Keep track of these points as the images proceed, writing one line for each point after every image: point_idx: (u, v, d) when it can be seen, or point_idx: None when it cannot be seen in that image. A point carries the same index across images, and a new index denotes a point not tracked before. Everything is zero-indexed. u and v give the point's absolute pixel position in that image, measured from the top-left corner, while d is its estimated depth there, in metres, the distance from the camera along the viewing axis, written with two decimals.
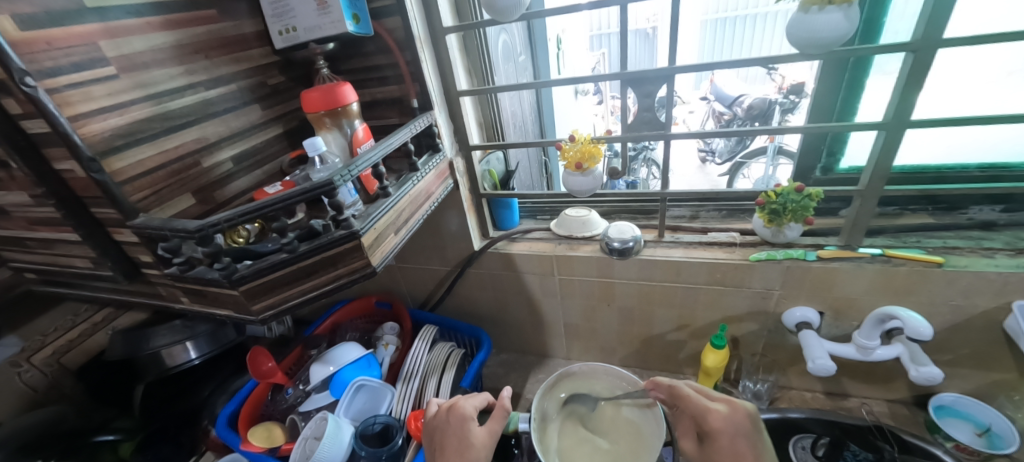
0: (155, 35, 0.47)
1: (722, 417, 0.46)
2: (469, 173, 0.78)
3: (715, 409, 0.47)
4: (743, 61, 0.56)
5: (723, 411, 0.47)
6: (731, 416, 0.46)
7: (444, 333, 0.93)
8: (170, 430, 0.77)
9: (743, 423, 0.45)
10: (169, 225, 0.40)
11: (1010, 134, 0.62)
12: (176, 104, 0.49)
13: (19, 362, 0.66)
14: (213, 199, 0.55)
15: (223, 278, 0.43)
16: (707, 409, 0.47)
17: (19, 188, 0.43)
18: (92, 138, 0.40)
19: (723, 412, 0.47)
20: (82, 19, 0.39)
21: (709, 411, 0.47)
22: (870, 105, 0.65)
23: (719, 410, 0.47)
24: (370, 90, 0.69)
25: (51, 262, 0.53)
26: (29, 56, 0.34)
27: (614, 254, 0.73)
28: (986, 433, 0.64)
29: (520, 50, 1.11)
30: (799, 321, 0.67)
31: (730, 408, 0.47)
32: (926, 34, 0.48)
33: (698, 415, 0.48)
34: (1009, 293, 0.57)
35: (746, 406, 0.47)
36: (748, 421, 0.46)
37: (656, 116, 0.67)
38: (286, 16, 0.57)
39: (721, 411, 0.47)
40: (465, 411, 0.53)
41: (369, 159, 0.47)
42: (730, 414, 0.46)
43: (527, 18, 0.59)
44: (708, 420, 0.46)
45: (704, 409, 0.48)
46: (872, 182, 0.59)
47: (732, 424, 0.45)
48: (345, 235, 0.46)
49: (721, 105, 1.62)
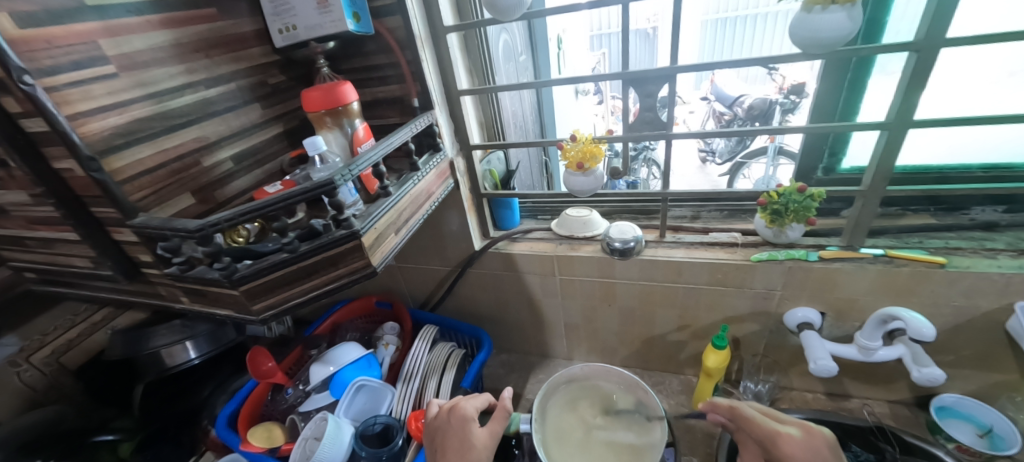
0: (155, 34, 0.47)
1: (795, 441, 0.45)
2: (470, 173, 0.78)
3: (787, 433, 0.46)
4: (744, 61, 0.56)
5: (797, 436, 0.46)
6: (807, 442, 0.45)
7: (445, 333, 0.93)
8: (170, 431, 0.76)
9: (822, 450, 0.44)
10: (169, 225, 0.40)
11: (1012, 134, 0.62)
12: (176, 103, 0.49)
13: (18, 361, 0.66)
14: (213, 198, 0.55)
15: (223, 278, 0.43)
16: (778, 432, 0.46)
17: (18, 187, 0.43)
18: (92, 137, 0.39)
19: (797, 437, 0.46)
20: (82, 17, 0.39)
21: (780, 435, 0.46)
22: (872, 105, 0.65)
23: (793, 435, 0.46)
24: (371, 89, 0.69)
25: (51, 261, 0.53)
26: (28, 55, 0.34)
27: (615, 254, 0.73)
28: (988, 434, 0.64)
29: (521, 49, 1.11)
30: (801, 322, 0.67)
31: (805, 432, 0.47)
32: (930, 34, 0.48)
33: (766, 437, 0.47)
34: (1011, 294, 0.57)
35: (826, 432, 0.47)
36: (829, 449, 0.45)
37: (657, 116, 0.67)
38: (287, 14, 0.57)
39: (795, 435, 0.46)
40: (466, 412, 0.53)
41: (369, 159, 0.47)
42: (805, 438, 0.45)
43: (528, 18, 0.59)
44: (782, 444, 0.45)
45: (775, 432, 0.46)
46: (874, 182, 0.59)
47: (808, 448, 0.44)
48: (345, 234, 0.46)
49: (722, 105, 1.62)
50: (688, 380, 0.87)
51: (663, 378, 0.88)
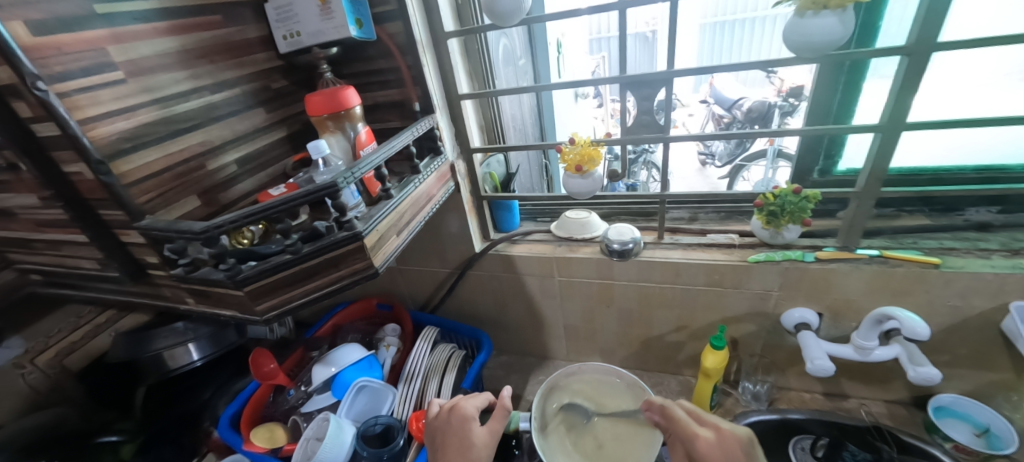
0: (161, 40, 0.48)
1: (711, 445, 0.43)
2: (470, 176, 0.79)
3: (703, 436, 0.45)
4: (742, 65, 0.57)
5: (712, 439, 0.44)
6: (719, 442, 0.44)
7: (445, 335, 0.94)
8: (172, 433, 0.77)
9: (734, 451, 0.42)
10: (175, 227, 0.41)
11: (1006, 136, 0.63)
12: (182, 108, 0.50)
13: (22, 363, 0.65)
14: (218, 201, 0.56)
15: (227, 279, 0.44)
16: (694, 435, 0.45)
17: (27, 190, 0.44)
18: (100, 140, 0.40)
19: (710, 438, 0.44)
20: (91, 24, 0.40)
21: (697, 438, 0.44)
22: (866, 107, 0.66)
23: (707, 436, 0.45)
24: (372, 94, 0.70)
25: (58, 263, 0.54)
26: (40, 61, 0.35)
27: (614, 255, 0.74)
28: (985, 433, 0.64)
29: (521, 54, 1.13)
30: (798, 322, 0.68)
31: (719, 434, 0.45)
32: (920, 38, 0.49)
33: (685, 440, 0.46)
34: (1005, 294, 0.58)
35: (739, 432, 0.44)
36: (740, 447, 0.42)
37: (654, 120, 0.68)
38: (290, 21, 0.58)
39: (709, 438, 0.44)
40: (467, 411, 0.53)
41: (371, 162, 0.48)
42: (718, 439, 0.44)
43: (527, 24, 0.60)
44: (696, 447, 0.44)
45: (691, 433, 0.45)
46: (869, 183, 0.60)
47: (722, 452, 0.43)
48: (347, 236, 0.47)
49: (721, 108, 1.64)
50: (687, 381, 0.87)
51: (662, 379, 0.88)
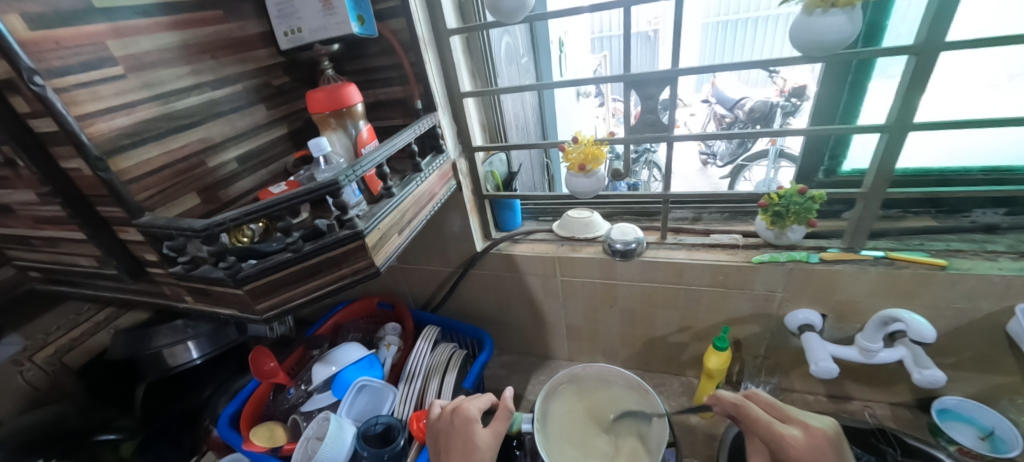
0: (162, 35, 0.47)
1: (800, 443, 0.44)
2: (472, 174, 0.79)
3: (791, 436, 0.45)
4: (744, 64, 0.56)
5: (801, 437, 0.44)
6: (810, 442, 0.44)
7: (446, 334, 0.93)
8: (171, 431, 0.77)
9: (825, 451, 0.43)
10: (175, 224, 0.41)
11: (1012, 137, 0.62)
12: (182, 104, 0.50)
13: (21, 361, 0.65)
14: (218, 198, 0.55)
15: (228, 277, 0.43)
16: (783, 436, 0.45)
17: (26, 186, 0.43)
18: (99, 137, 0.40)
19: (800, 439, 0.44)
20: (91, 18, 0.39)
21: (784, 439, 0.44)
22: (872, 107, 0.66)
23: (797, 437, 0.44)
24: (374, 91, 0.69)
25: (56, 260, 0.54)
26: (37, 55, 0.35)
27: (617, 255, 0.74)
28: (989, 436, 0.64)
29: (523, 52, 1.12)
30: (802, 323, 0.67)
31: (807, 433, 0.45)
32: (930, 37, 0.48)
33: (772, 440, 0.46)
34: (1012, 297, 0.57)
35: (828, 431, 0.45)
36: (831, 448, 0.43)
37: (659, 119, 0.67)
38: (291, 17, 0.58)
39: (799, 439, 0.44)
40: (470, 413, 0.53)
41: (373, 160, 0.47)
42: (807, 440, 0.44)
43: (531, 21, 0.59)
44: (785, 449, 0.44)
45: (778, 435, 0.45)
46: (875, 184, 0.59)
47: (812, 450, 0.43)
48: (349, 234, 0.46)
49: (722, 108, 1.64)
50: (690, 382, 0.87)
51: (664, 380, 0.88)
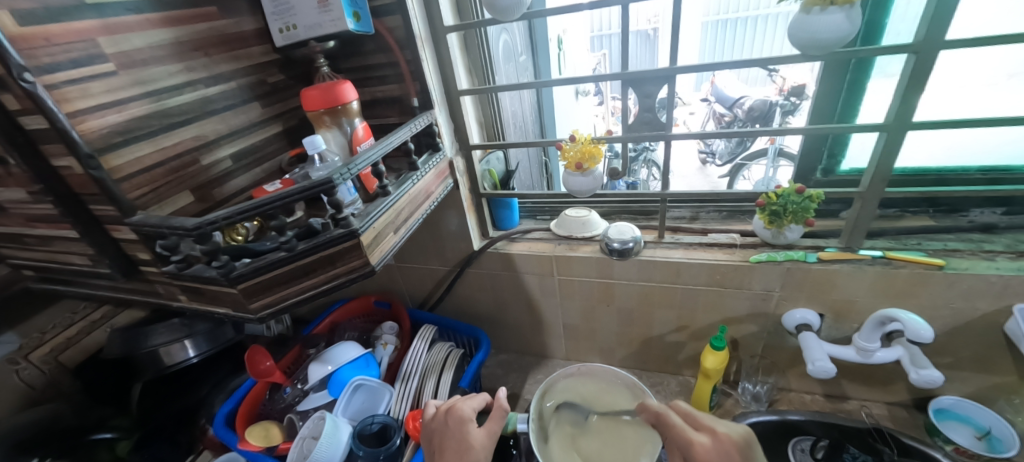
0: (154, 32, 0.47)
1: (704, 450, 0.42)
2: (469, 173, 0.78)
3: (699, 442, 0.43)
4: (743, 63, 0.55)
5: (708, 444, 0.42)
6: (716, 447, 0.42)
7: (444, 333, 0.93)
8: (167, 431, 0.75)
9: (731, 454, 0.41)
10: (167, 223, 0.40)
11: (1011, 136, 0.62)
12: (174, 101, 0.49)
13: (16, 359, 0.65)
14: (212, 197, 0.55)
15: (221, 276, 0.43)
16: (690, 442, 0.43)
17: (17, 184, 0.43)
18: (90, 134, 0.39)
19: (706, 444, 0.43)
20: (81, 15, 0.39)
21: (692, 445, 0.43)
22: (872, 106, 0.65)
23: (704, 442, 0.43)
24: (370, 89, 0.69)
25: (49, 259, 0.53)
26: (27, 52, 0.34)
27: (614, 254, 0.73)
28: (987, 436, 0.64)
29: (522, 50, 1.11)
30: (799, 323, 0.67)
31: (714, 439, 0.43)
32: (929, 35, 0.47)
33: (681, 447, 0.44)
34: (1010, 297, 0.57)
35: (736, 435, 0.43)
36: (737, 451, 0.41)
37: (656, 117, 0.67)
38: (286, 13, 0.57)
39: (704, 444, 0.42)
40: (464, 413, 0.52)
41: (368, 158, 0.47)
42: (714, 445, 0.42)
43: (528, 19, 0.59)
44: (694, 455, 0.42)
45: (687, 441, 0.44)
46: (873, 183, 0.59)
47: (716, 453, 0.41)
48: (343, 233, 0.46)
49: (722, 106, 1.64)
50: (687, 381, 0.86)
51: (662, 379, 0.88)
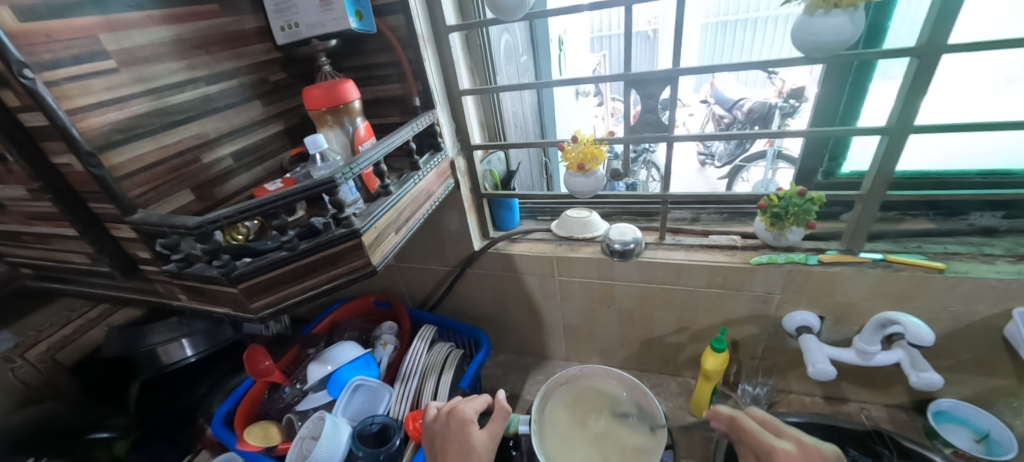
0: (155, 29, 0.46)
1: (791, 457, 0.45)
2: (470, 173, 0.78)
3: (781, 448, 0.46)
4: (745, 65, 0.55)
5: (792, 451, 0.46)
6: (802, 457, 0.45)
7: (444, 333, 0.93)
8: (166, 429, 0.76)
9: None
10: (168, 221, 0.40)
11: (1010, 140, 0.62)
12: (176, 99, 0.49)
13: (13, 358, 0.64)
14: (212, 196, 0.54)
15: (222, 276, 0.43)
16: (774, 447, 0.46)
17: (16, 182, 0.42)
18: (91, 132, 0.39)
19: (791, 451, 0.46)
20: (82, 11, 0.39)
21: (776, 450, 0.46)
22: (873, 109, 0.65)
23: (787, 450, 0.46)
24: (372, 88, 0.69)
25: (47, 257, 0.53)
26: (27, 48, 0.34)
27: (615, 255, 0.73)
28: (985, 438, 0.64)
29: (523, 50, 1.11)
30: (799, 325, 0.67)
31: (801, 450, 0.46)
32: (931, 39, 0.48)
33: (762, 451, 0.47)
34: (1009, 301, 0.57)
35: (823, 449, 0.46)
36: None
37: (658, 118, 0.67)
38: (289, 12, 0.57)
39: (790, 451, 0.46)
40: (466, 414, 0.52)
41: (370, 158, 0.47)
42: (800, 453, 0.46)
43: (531, 19, 0.58)
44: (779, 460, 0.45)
45: (770, 446, 0.47)
46: (874, 187, 0.59)
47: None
48: (345, 233, 0.46)
49: (721, 108, 1.64)
50: (687, 383, 0.86)
51: (661, 381, 0.88)
